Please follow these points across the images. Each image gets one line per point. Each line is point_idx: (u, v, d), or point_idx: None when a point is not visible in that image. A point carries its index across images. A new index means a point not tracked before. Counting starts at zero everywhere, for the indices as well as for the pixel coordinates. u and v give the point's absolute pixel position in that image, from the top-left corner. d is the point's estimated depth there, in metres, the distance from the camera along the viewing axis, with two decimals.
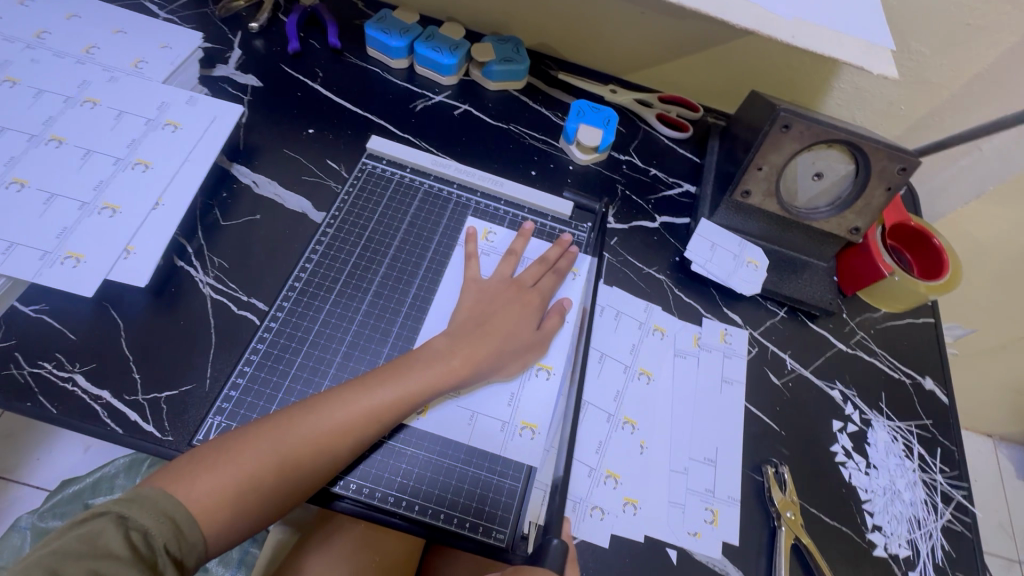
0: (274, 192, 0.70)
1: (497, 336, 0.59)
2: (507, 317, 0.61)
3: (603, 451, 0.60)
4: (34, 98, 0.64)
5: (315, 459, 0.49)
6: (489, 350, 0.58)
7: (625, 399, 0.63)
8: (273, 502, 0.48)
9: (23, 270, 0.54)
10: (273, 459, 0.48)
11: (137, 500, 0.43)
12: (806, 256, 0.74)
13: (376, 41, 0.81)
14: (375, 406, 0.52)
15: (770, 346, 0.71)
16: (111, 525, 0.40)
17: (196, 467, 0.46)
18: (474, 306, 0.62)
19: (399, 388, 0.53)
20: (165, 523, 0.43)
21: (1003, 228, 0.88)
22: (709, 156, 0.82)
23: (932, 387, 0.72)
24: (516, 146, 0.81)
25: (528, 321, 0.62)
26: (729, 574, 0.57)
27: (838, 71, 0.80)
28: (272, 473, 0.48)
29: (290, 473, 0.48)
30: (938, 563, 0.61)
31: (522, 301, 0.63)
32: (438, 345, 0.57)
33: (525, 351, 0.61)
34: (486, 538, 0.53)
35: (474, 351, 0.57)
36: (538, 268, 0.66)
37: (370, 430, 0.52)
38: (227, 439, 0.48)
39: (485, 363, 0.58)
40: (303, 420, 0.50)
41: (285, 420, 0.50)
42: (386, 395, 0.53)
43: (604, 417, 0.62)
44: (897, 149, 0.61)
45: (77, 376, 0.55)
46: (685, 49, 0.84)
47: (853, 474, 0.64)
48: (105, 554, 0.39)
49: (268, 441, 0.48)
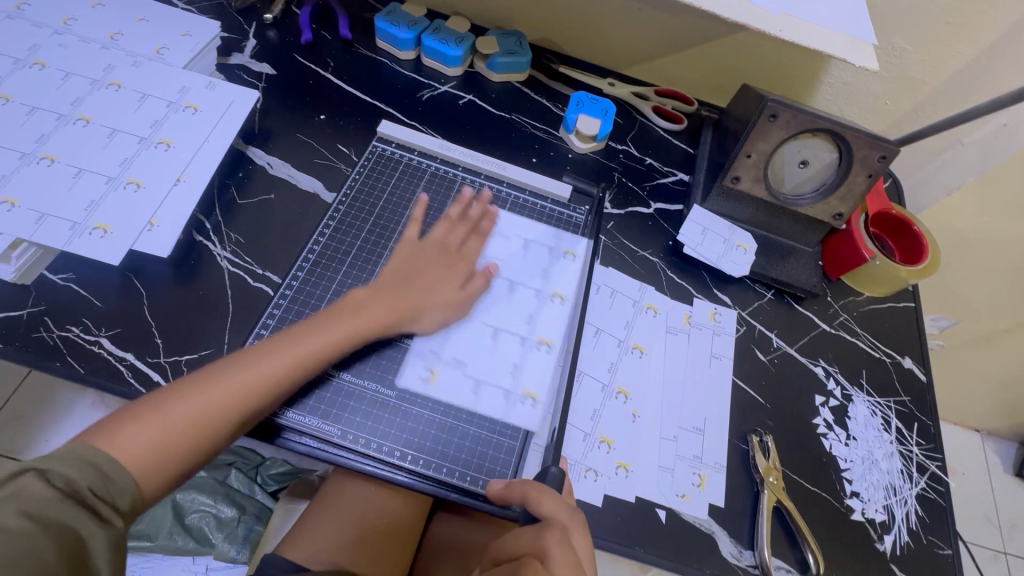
0: (288, 173, 0.74)
1: (414, 291, 0.63)
2: (431, 276, 0.64)
3: (597, 417, 0.64)
4: (62, 80, 0.68)
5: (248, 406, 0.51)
6: (408, 299, 0.62)
7: (618, 369, 0.67)
8: (208, 442, 0.49)
9: (53, 239, 0.58)
10: (210, 408, 0.49)
11: (55, 453, 0.41)
12: (793, 241, 0.78)
13: (385, 33, 0.85)
14: (309, 352, 0.55)
15: (757, 325, 0.75)
16: (31, 480, 0.39)
17: (126, 420, 0.46)
18: (399, 263, 0.65)
19: (326, 334, 0.57)
20: (89, 468, 0.41)
21: (984, 220, 0.92)
22: (702, 146, 0.86)
23: (911, 367, 0.76)
24: (518, 134, 0.84)
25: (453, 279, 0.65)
26: (714, 533, 0.60)
27: (826, 66, 0.84)
28: (206, 417, 0.49)
29: (227, 416, 0.50)
30: (912, 528, 0.65)
31: (448, 264, 0.66)
32: (355, 296, 0.61)
33: (449, 307, 0.64)
34: (486, 491, 0.57)
35: (399, 301, 0.61)
36: (460, 228, 0.69)
37: (303, 373, 0.55)
38: (156, 394, 0.48)
39: (405, 314, 0.61)
40: (243, 369, 0.52)
41: (217, 370, 0.51)
42: (316, 339, 0.56)
43: (598, 386, 0.65)
44: (877, 139, 0.65)
45: (103, 340, 0.59)
46: (681, 44, 0.88)
47: (834, 445, 0.68)
48: (32, 502, 0.38)
49: (206, 391, 0.49)
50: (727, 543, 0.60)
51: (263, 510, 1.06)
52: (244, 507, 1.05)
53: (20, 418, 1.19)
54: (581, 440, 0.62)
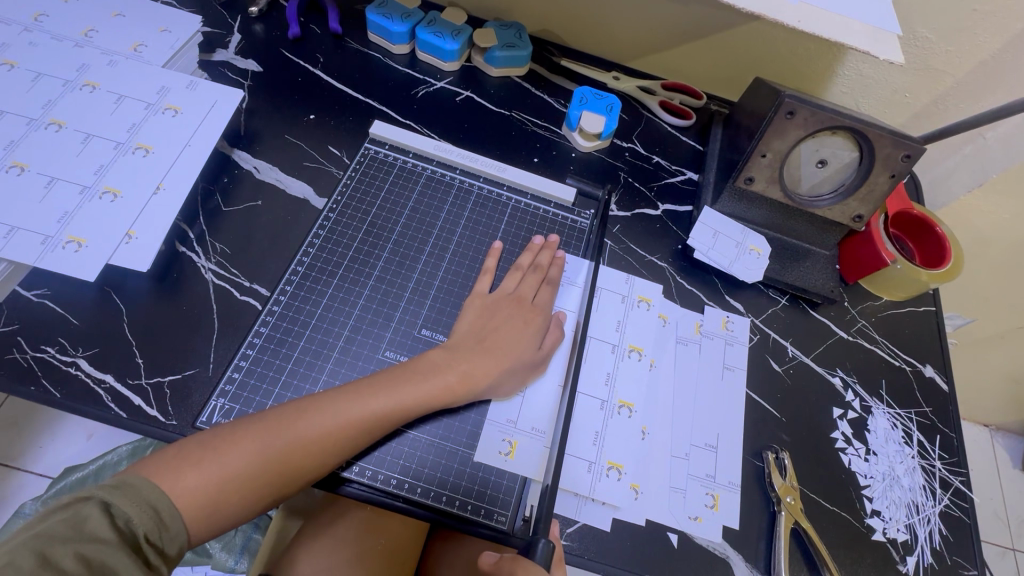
0: (275, 177, 0.70)
1: (497, 353, 0.58)
2: (507, 335, 0.59)
3: (601, 441, 0.60)
4: (33, 82, 0.64)
5: (303, 462, 0.49)
6: (490, 366, 0.57)
7: (616, 381, 0.63)
8: (260, 498, 0.48)
9: (25, 255, 0.54)
10: (260, 462, 0.47)
11: (121, 488, 0.43)
12: (809, 244, 0.74)
13: (377, 26, 0.81)
14: (372, 412, 0.51)
15: (771, 333, 0.71)
16: (96, 512, 0.40)
17: (184, 459, 0.46)
18: (473, 322, 0.60)
19: (393, 400, 0.52)
20: (147, 512, 0.43)
21: (1005, 217, 0.88)
22: (712, 143, 0.82)
23: (932, 375, 0.72)
24: (519, 132, 0.80)
25: (531, 334, 0.60)
26: (729, 558, 0.57)
27: (843, 58, 0.79)
28: (255, 474, 0.47)
29: (277, 475, 0.48)
30: (935, 547, 0.62)
31: (524, 318, 0.61)
32: (435, 358, 0.56)
33: (523, 371, 0.59)
34: (487, 521, 0.53)
35: (472, 371, 0.56)
36: (532, 278, 0.64)
37: (356, 443, 0.51)
38: (214, 435, 0.48)
39: (483, 382, 0.56)
40: (289, 428, 0.49)
41: (271, 421, 0.49)
42: (379, 404, 0.52)
43: (598, 404, 0.62)
44: (902, 136, 0.61)
45: (80, 361, 0.55)
46: (689, 35, 0.83)
47: (853, 460, 0.64)
48: (92, 539, 0.39)
49: (258, 438, 0.48)
50: (743, 567, 0.57)
51: (260, 518, 1.04)
52: None
53: (11, 425, 1.15)
54: (586, 468, 0.58)
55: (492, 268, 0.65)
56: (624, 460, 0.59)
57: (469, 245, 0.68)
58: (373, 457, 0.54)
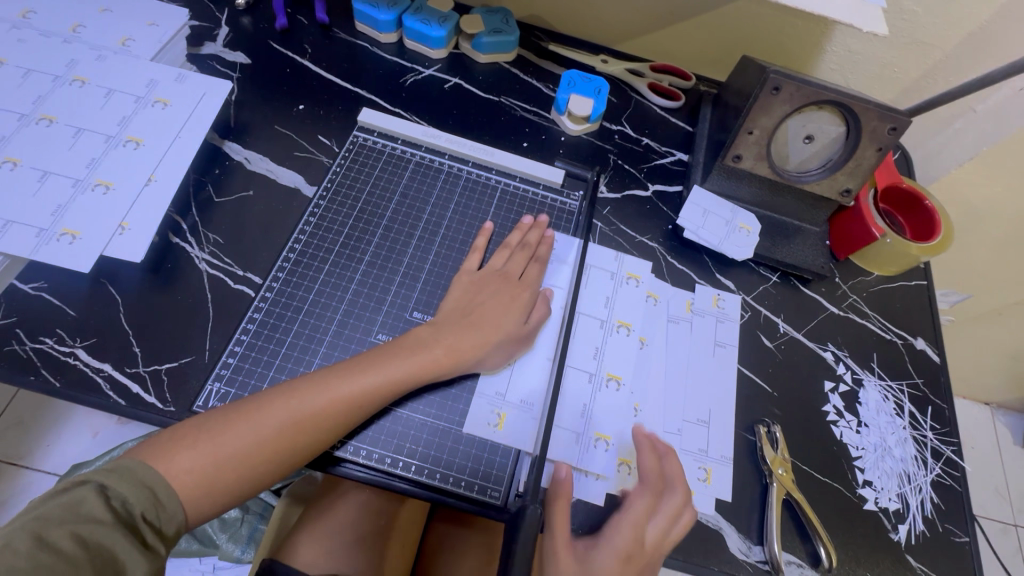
0: (266, 167, 0.70)
1: (481, 327, 0.58)
2: (494, 309, 0.60)
3: (589, 414, 0.60)
4: (23, 78, 0.64)
5: (297, 443, 0.50)
6: (475, 339, 0.57)
7: (605, 354, 0.64)
8: (255, 478, 0.49)
9: (20, 248, 0.55)
10: (253, 445, 0.48)
11: (117, 472, 0.44)
12: (799, 221, 0.74)
13: (364, 15, 0.81)
14: (362, 391, 0.52)
15: (763, 310, 0.71)
16: (92, 494, 0.41)
17: (179, 444, 0.47)
18: (460, 298, 0.61)
19: (380, 377, 0.53)
20: (144, 493, 0.44)
21: (998, 190, 0.88)
22: (701, 123, 0.82)
23: (923, 348, 0.73)
24: (508, 117, 0.80)
25: (519, 309, 0.61)
26: (722, 529, 0.58)
27: (830, 34, 0.79)
28: (251, 454, 0.48)
29: (272, 454, 0.49)
30: (927, 515, 0.62)
31: (509, 292, 0.62)
32: (419, 334, 0.57)
33: (510, 344, 0.59)
34: (482, 497, 0.54)
35: (457, 345, 0.57)
36: (520, 255, 0.65)
37: (351, 420, 0.52)
38: (207, 420, 0.49)
39: (470, 355, 0.57)
40: (282, 409, 0.50)
41: (263, 403, 0.50)
42: (368, 382, 0.52)
43: (586, 376, 0.62)
44: (888, 108, 0.61)
45: (78, 351, 0.56)
46: (676, 16, 0.83)
47: (844, 432, 0.65)
48: (87, 520, 0.40)
49: (251, 421, 0.49)
50: (736, 539, 0.58)
51: (265, 509, 1.05)
52: (247, 506, 1.05)
53: (19, 423, 1.17)
54: (574, 448, 0.58)
55: (482, 246, 0.65)
56: (610, 438, 0.59)
57: (459, 228, 0.68)
58: (369, 435, 0.55)
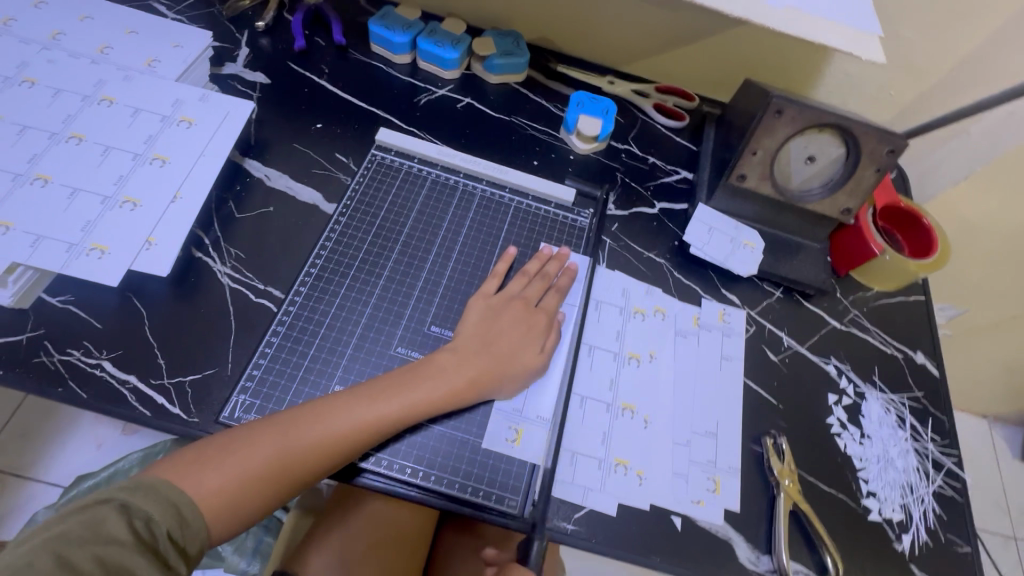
0: (286, 184, 0.72)
1: (496, 357, 0.60)
2: (511, 338, 0.62)
3: (609, 441, 0.62)
4: (53, 97, 0.66)
5: (322, 460, 0.51)
6: (490, 369, 0.59)
7: (619, 386, 0.65)
8: (276, 495, 0.50)
9: (51, 262, 0.57)
10: (277, 463, 0.50)
11: (141, 489, 0.45)
12: (801, 238, 0.77)
13: (380, 37, 0.84)
14: (384, 413, 0.54)
15: (766, 324, 0.74)
16: (115, 513, 0.43)
17: (204, 462, 0.48)
18: (477, 324, 0.62)
19: (401, 400, 0.55)
20: (168, 511, 0.45)
21: (992, 208, 0.90)
22: (705, 142, 0.85)
23: (923, 362, 0.75)
24: (518, 136, 0.83)
25: (533, 329, 0.63)
26: (731, 539, 0.60)
27: (828, 58, 0.82)
28: (276, 469, 0.50)
29: (295, 469, 0.51)
30: (930, 526, 0.64)
31: (527, 320, 0.63)
32: (439, 359, 0.58)
33: (524, 375, 0.61)
34: (499, 506, 0.56)
35: (469, 370, 0.58)
36: (538, 284, 0.67)
37: (373, 438, 0.53)
38: (232, 437, 0.50)
39: (487, 386, 0.58)
40: (304, 425, 0.52)
41: (288, 422, 0.52)
42: (389, 403, 0.54)
43: (603, 407, 0.64)
44: (886, 132, 0.64)
45: (104, 363, 0.58)
46: (680, 39, 0.86)
47: (848, 444, 0.67)
48: (109, 540, 0.41)
49: (277, 439, 0.50)
50: (745, 549, 0.60)
51: (272, 521, 1.06)
52: None
53: (24, 435, 1.17)
54: (594, 478, 0.59)
55: (500, 273, 0.67)
56: (627, 469, 0.61)
57: (473, 246, 0.71)
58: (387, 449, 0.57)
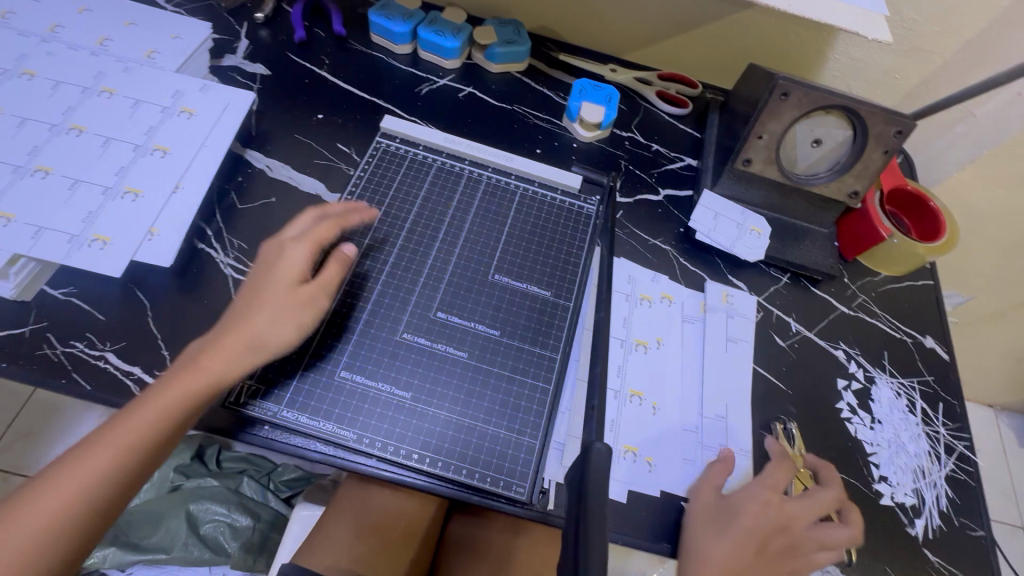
0: (288, 175, 0.72)
1: (267, 308, 0.55)
2: (276, 283, 0.57)
3: (617, 428, 0.61)
4: (52, 89, 0.66)
5: (137, 463, 0.48)
6: (247, 330, 0.54)
7: (627, 372, 0.64)
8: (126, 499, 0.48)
9: (52, 254, 0.56)
10: (119, 467, 0.47)
11: None
12: (807, 223, 0.76)
13: (380, 27, 0.83)
14: (156, 411, 0.49)
15: (775, 310, 0.73)
16: None
17: (44, 483, 0.45)
18: (260, 275, 0.58)
19: (161, 400, 0.50)
20: None
21: (1000, 191, 0.90)
22: (709, 129, 0.84)
23: (932, 346, 0.74)
24: (521, 125, 0.82)
25: (293, 263, 0.58)
26: None
27: (833, 42, 0.81)
28: (114, 477, 0.47)
29: (132, 473, 0.48)
30: (943, 510, 0.63)
31: (272, 262, 0.58)
32: (193, 348, 0.53)
33: (296, 315, 0.56)
34: (506, 492, 0.55)
35: (254, 326, 0.54)
36: (327, 224, 0.61)
37: (153, 440, 0.49)
38: (70, 454, 0.47)
39: (250, 348, 0.53)
40: (129, 428, 0.48)
41: (117, 428, 0.48)
42: (160, 405, 0.50)
43: (611, 393, 0.63)
44: (894, 113, 0.63)
45: (108, 354, 0.57)
46: (682, 25, 0.85)
47: (859, 429, 0.66)
48: None
49: (99, 451, 0.47)
50: None
51: (276, 517, 1.08)
52: (258, 515, 1.06)
53: (27, 435, 1.17)
54: None
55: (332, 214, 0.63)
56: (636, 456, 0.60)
57: (479, 232, 0.70)
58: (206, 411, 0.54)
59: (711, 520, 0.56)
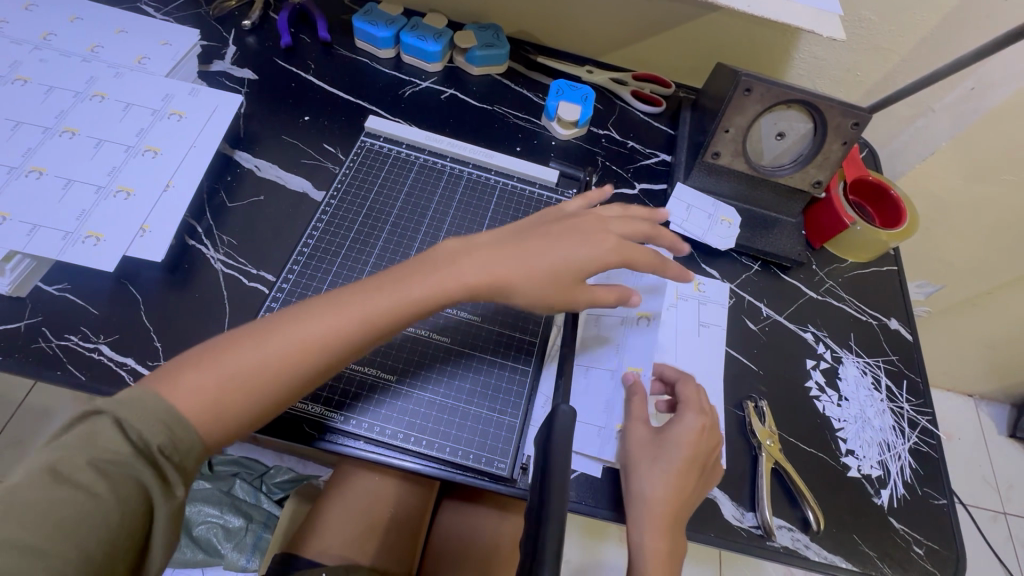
0: (276, 174, 0.74)
1: (526, 264, 0.54)
2: (556, 247, 0.56)
3: (610, 408, 0.62)
4: (45, 94, 0.68)
5: (314, 361, 0.47)
6: (508, 273, 0.54)
7: (627, 352, 0.66)
8: (270, 401, 0.46)
9: (48, 250, 0.58)
10: (286, 359, 0.46)
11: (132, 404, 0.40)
12: (776, 213, 0.80)
13: (364, 33, 0.86)
14: (367, 313, 0.49)
15: (746, 296, 0.76)
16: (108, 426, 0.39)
17: (186, 366, 0.44)
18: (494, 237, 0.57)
19: (362, 307, 0.49)
20: (159, 426, 0.40)
21: (960, 182, 0.94)
22: (682, 126, 0.88)
23: (897, 328, 0.78)
24: (501, 124, 0.86)
25: (601, 251, 0.56)
26: (716, 498, 0.62)
27: (796, 41, 0.86)
28: (277, 368, 0.46)
29: (307, 369, 0.47)
30: (907, 480, 0.66)
31: (588, 235, 0.57)
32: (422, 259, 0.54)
33: (551, 293, 0.55)
34: (488, 468, 0.58)
35: (494, 267, 0.54)
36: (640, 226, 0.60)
37: (343, 350, 0.48)
38: (229, 338, 0.46)
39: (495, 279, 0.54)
40: (303, 322, 0.47)
41: (293, 318, 0.48)
42: (356, 311, 0.49)
43: (607, 373, 0.65)
44: (850, 105, 0.67)
45: (102, 347, 0.59)
46: (653, 28, 0.89)
47: (827, 406, 0.69)
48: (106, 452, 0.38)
49: (264, 344, 0.46)
50: (729, 507, 0.62)
51: (270, 517, 1.08)
52: (251, 515, 1.07)
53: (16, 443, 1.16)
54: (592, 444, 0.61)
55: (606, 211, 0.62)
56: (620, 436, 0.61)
57: (460, 225, 0.73)
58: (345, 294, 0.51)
59: (649, 457, 0.57)
